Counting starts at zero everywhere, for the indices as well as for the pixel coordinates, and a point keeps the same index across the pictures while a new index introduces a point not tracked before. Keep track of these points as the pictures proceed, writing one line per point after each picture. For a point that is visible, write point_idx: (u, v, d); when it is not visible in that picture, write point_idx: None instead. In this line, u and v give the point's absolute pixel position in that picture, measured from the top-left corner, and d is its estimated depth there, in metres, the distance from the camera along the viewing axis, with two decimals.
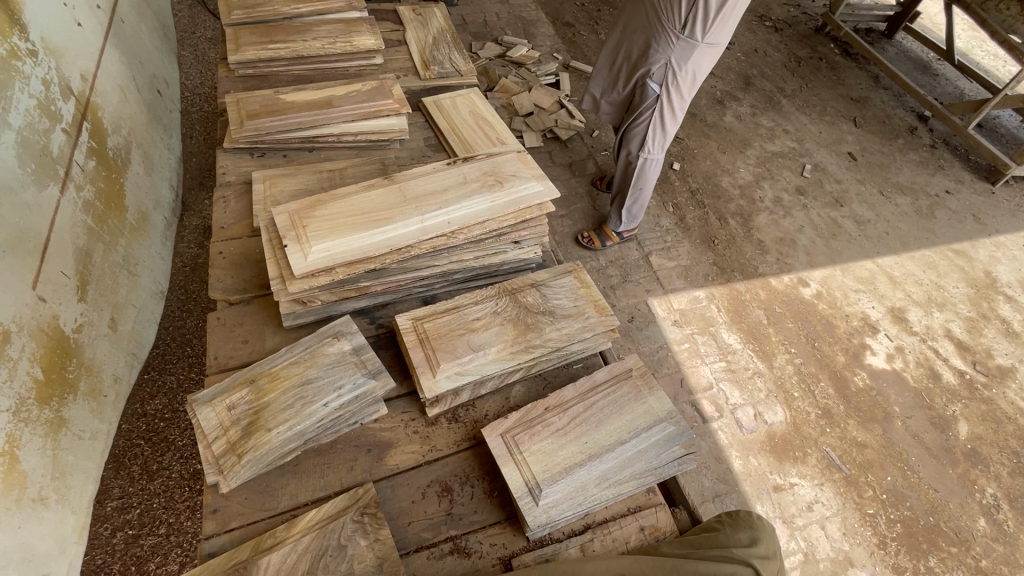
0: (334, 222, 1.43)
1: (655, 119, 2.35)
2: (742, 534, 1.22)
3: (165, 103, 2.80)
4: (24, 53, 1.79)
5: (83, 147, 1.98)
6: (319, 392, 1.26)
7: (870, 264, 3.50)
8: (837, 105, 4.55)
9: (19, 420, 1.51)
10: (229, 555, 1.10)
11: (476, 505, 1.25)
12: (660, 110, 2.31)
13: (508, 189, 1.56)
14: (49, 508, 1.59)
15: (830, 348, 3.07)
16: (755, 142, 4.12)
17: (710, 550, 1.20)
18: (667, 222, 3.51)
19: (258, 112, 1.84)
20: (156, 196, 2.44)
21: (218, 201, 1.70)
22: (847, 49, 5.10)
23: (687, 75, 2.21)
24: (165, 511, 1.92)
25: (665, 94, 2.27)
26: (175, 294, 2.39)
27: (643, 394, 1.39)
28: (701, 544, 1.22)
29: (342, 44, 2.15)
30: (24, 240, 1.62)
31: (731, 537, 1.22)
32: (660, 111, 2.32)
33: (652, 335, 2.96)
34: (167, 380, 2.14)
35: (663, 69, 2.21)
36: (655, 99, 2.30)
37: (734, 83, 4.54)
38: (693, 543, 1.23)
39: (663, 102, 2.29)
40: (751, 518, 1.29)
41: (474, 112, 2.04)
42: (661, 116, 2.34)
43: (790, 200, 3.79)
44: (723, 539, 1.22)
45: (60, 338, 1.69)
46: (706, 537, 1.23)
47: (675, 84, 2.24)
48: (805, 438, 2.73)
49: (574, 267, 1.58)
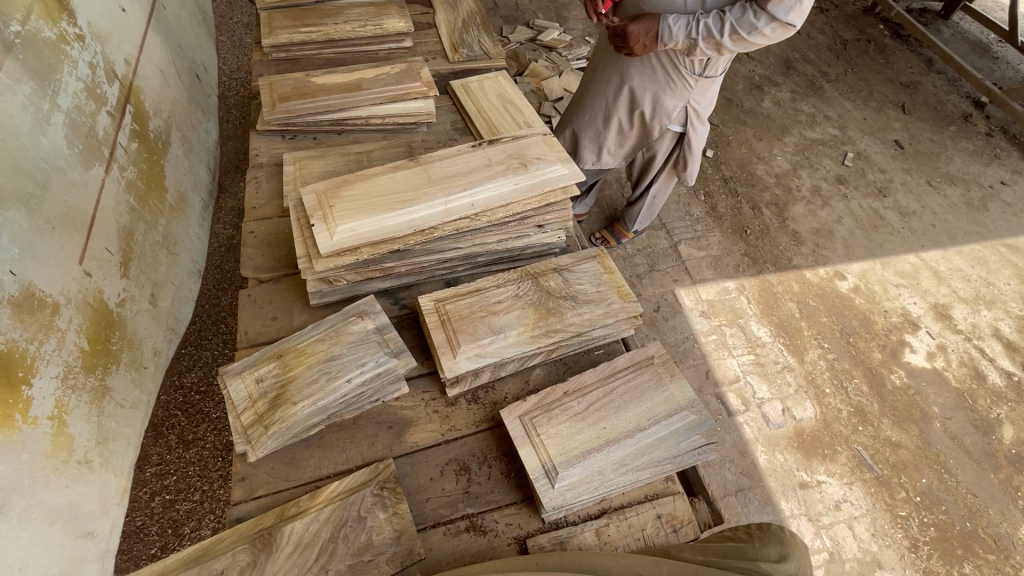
0: (360, 202, 1.45)
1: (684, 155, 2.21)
2: (772, 549, 1.14)
3: (203, 88, 2.88)
4: (72, 37, 1.86)
5: (126, 129, 2.06)
6: (343, 368, 1.30)
7: (912, 258, 3.35)
8: (884, 90, 4.32)
9: (67, 387, 1.60)
10: (255, 521, 1.15)
11: (494, 484, 1.27)
12: (689, 148, 2.16)
13: (532, 172, 1.55)
14: (94, 470, 1.68)
15: (866, 344, 2.96)
16: (793, 129, 3.96)
17: (736, 561, 1.12)
18: (698, 211, 3.43)
19: (290, 95, 1.87)
20: (194, 177, 2.53)
21: (250, 182, 1.75)
22: (898, 31, 4.83)
23: (705, 107, 2.07)
24: (199, 479, 2.05)
25: (689, 132, 2.11)
26: (211, 273, 2.49)
27: (665, 382, 1.37)
28: (729, 553, 1.14)
29: (372, 27, 2.16)
30: (72, 217, 1.70)
31: (760, 551, 1.14)
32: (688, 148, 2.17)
33: (679, 326, 2.91)
34: (203, 355, 2.25)
35: (683, 111, 2.04)
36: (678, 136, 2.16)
37: (774, 67, 4.37)
38: (721, 552, 1.15)
39: (691, 141, 2.14)
40: (782, 534, 1.21)
41: (501, 96, 2.02)
42: (690, 152, 2.19)
43: (829, 190, 3.64)
44: (750, 552, 1.14)
45: (104, 311, 1.78)
46: (733, 547, 1.15)
47: (697, 118, 2.08)
48: (835, 435, 2.65)
49: (598, 253, 1.57)
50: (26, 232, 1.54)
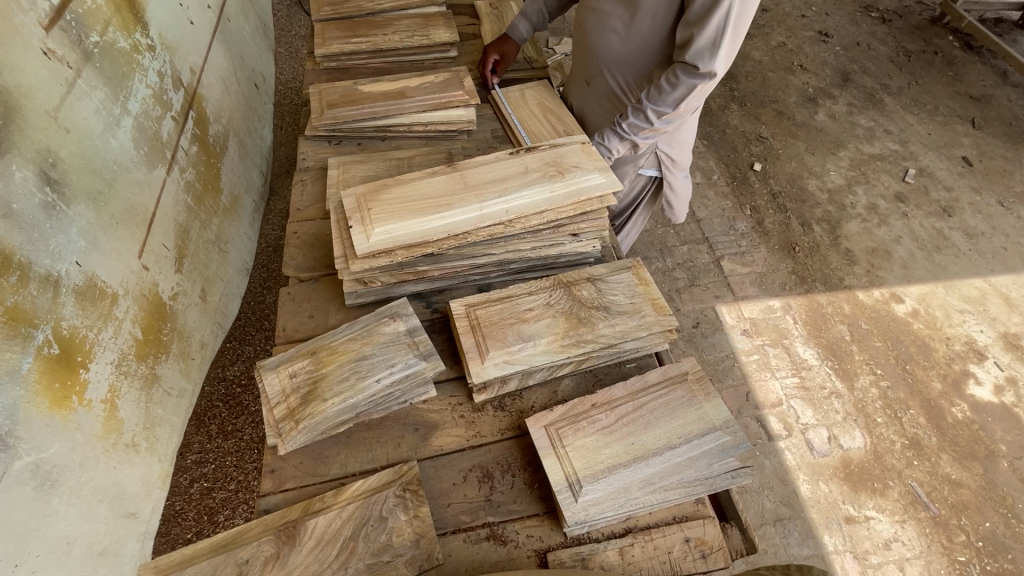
0: (397, 206, 1.47)
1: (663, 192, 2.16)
2: None
3: (261, 96, 3.03)
4: (144, 48, 1.99)
5: (188, 133, 2.19)
6: (372, 368, 1.32)
7: (980, 283, 3.11)
8: (952, 103, 4.08)
9: (120, 372, 1.69)
10: (281, 513, 1.17)
11: (517, 494, 1.25)
12: (673, 182, 2.12)
13: (569, 180, 1.54)
14: (140, 454, 1.76)
15: (925, 373, 2.76)
16: (849, 143, 3.78)
17: None
18: (743, 225, 3.32)
19: (338, 102, 1.94)
20: (247, 180, 2.66)
21: (296, 185, 1.82)
22: (969, 42, 4.55)
23: (677, 147, 2.01)
24: (235, 469, 2.14)
25: (665, 173, 2.07)
26: (257, 271, 2.61)
27: (698, 400, 1.32)
28: None
29: (420, 37, 2.22)
30: (134, 215, 1.81)
31: None
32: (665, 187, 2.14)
33: (718, 343, 2.81)
34: (245, 350, 2.35)
35: (654, 156, 2.00)
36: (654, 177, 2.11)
37: (830, 79, 4.20)
38: None
39: (670, 179, 2.08)
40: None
41: (541, 105, 2.04)
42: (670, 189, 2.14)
43: (887, 208, 3.44)
44: None
45: (158, 303, 1.88)
46: None
47: (670, 159, 2.03)
48: (887, 468, 2.48)
49: (633, 263, 1.53)
50: (93, 226, 1.64)
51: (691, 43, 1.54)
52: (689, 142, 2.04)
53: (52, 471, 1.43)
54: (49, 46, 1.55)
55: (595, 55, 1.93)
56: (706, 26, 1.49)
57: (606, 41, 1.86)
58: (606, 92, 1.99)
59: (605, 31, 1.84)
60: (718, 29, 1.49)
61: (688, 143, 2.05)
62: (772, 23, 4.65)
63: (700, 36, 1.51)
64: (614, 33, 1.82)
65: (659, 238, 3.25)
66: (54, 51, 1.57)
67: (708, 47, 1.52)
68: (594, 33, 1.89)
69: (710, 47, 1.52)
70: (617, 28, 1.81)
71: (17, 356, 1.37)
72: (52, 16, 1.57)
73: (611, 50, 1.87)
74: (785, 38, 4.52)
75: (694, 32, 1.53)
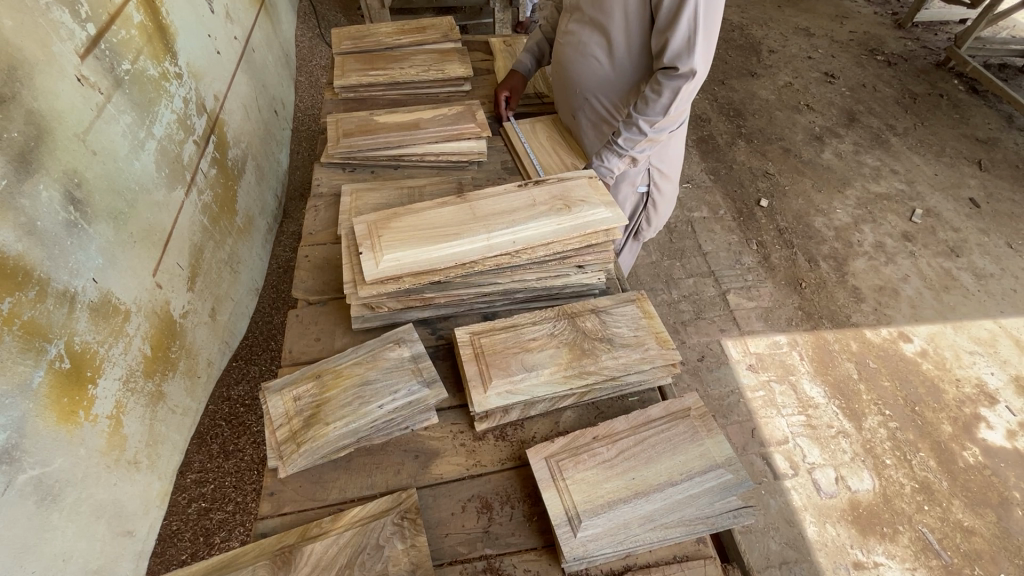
0: (406, 234, 1.51)
1: (650, 214, 2.20)
2: None
3: (279, 122, 3.14)
4: (172, 75, 2.08)
5: (208, 157, 2.27)
6: (376, 394, 1.33)
7: (989, 324, 3.09)
8: (958, 145, 4.12)
9: (127, 388, 1.71)
10: (278, 538, 1.17)
11: (515, 526, 1.23)
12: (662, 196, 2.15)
13: (575, 213, 1.57)
14: (141, 471, 1.76)
15: (935, 415, 2.71)
16: (856, 182, 3.82)
17: None
18: (749, 260, 3.33)
19: (353, 131, 2.00)
20: (261, 202, 2.73)
21: (310, 210, 1.87)
22: (975, 86, 4.63)
23: (667, 163, 2.05)
24: (234, 490, 2.14)
25: (655, 189, 2.10)
26: (267, 291, 2.67)
27: (701, 436, 1.31)
28: None
29: (434, 71, 2.30)
30: (152, 234, 1.86)
31: None
32: (653, 207, 2.18)
33: (724, 378, 2.79)
34: (251, 370, 2.38)
35: (645, 173, 2.03)
36: (645, 196, 2.14)
37: (837, 119, 4.28)
38: None
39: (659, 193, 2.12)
40: None
41: (552, 139, 2.15)
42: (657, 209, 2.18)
43: (895, 246, 3.45)
44: None
45: (168, 321, 1.92)
46: None
47: (661, 174, 2.07)
48: (896, 512, 2.41)
49: (638, 296, 1.55)
50: (112, 244, 1.69)
51: (666, 48, 1.58)
52: (678, 156, 2.07)
53: (54, 486, 1.43)
54: (83, 73, 1.63)
55: (576, 85, 1.97)
56: (677, 27, 1.54)
57: (586, 69, 1.91)
58: (592, 119, 2.00)
59: (583, 59, 1.90)
60: (689, 29, 1.53)
61: (678, 156, 2.08)
62: (779, 64, 4.77)
63: (674, 38, 1.55)
64: (593, 59, 1.88)
65: (665, 271, 3.27)
66: (87, 77, 1.65)
67: (683, 48, 1.56)
68: (572, 64, 1.95)
69: (685, 47, 1.55)
70: (594, 54, 1.87)
71: (29, 370, 1.39)
72: (88, 46, 1.66)
73: (592, 76, 1.91)
74: (791, 78, 4.62)
75: (667, 37, 1.58)
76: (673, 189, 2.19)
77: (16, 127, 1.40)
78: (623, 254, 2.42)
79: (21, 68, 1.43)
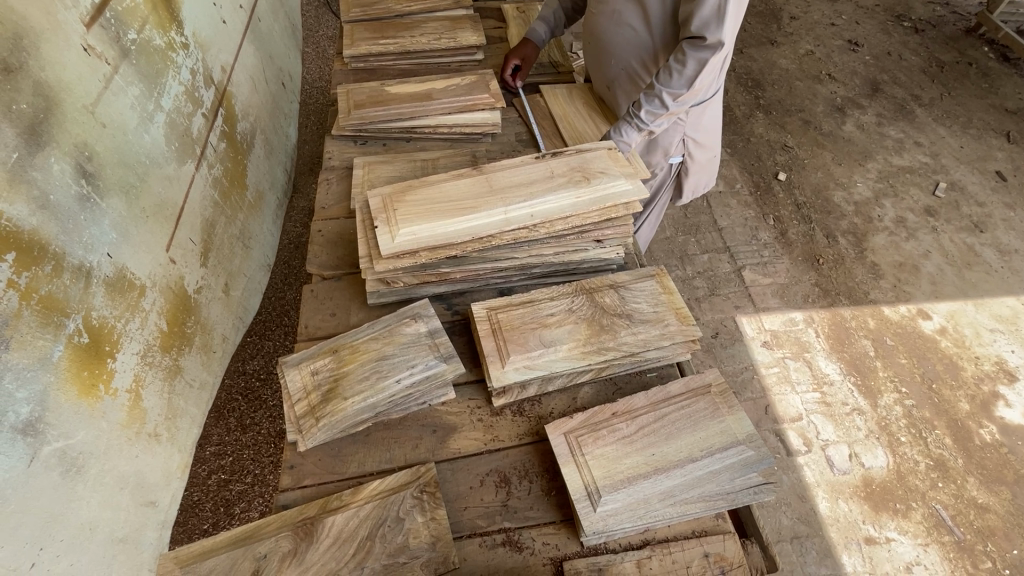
0: (423, 207, 1.48)
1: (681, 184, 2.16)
2: None
3: (287, 94, 3.08)
4: (178, 45, 2.03)
5: (217, 130, 2.24)
6: (393, 368, 1.32)
7: (1011, 301, 3.02)
8: (987, 116, 3.97)
9: (145, 363, 1.72)
10: (300, 510, 1.18)
11: (533, 500, 1.24)
12: (696, 169, 2.10)
13: (594, 186, 1.53)
14: (161, 443, 1.78)
15: (952, 393, 2.68)
16: (878, 155, 3.71)
17: None
18: (766, 236, 3.27)
19: (364, 102, 1.95)
20: (271, 177, 2.71)
21: (322, 183, 1.84)
22: (1006, 53, 4.44)
23: (702, 131, 1.99)
24: (252, 462, 2.19)
25: (689, 159, 2.05)
26: (279, 267, 2.67)
27: (721, 413, 1.30)
28: None
29: (447, 40, 2.24)
30: (164, 209, 1.85)
31: None
32: (685, 177, 2.13)
33: (737, 355, 2.77)
34: (265, 345, 2.39)
35: (681, 141, 1.97)
36: (677, 166, 2.08)
37: (859, 89, 4.13)
38: None
39: (691, 164, 2.07)
40: None
41: (578, 108, 2.09)
42: (688, 180, 2.14)
43: (916, 221, 3.36)
44: None
45: (183, 296, 1.92)
46: None
47: (696, 142, 2.01)
48: (909, 489, 2.41)
49: (657, 272, 1.52)
50: (124, 219, 1.67)
51: (695, 15, 1.52)
52: (713, 123, 2.01)
53: (77, 458, 1.45)
54: (89, 42, 1.59)
55: (610, 55, 1.93)
56: None
57: (621, 39, 1.87)
58: (628, 89, 1.95)
59: (620, 28, 1.85)
60: None
61: (713, 123, 2.02)
62: (800, 31, 4.59)
63: (703, 7, 1.49)
64: (628, 28, 1.83)
65: (679, 246, 3.22)
66: (93, 47, 1.61)
67: (713, 15, 1.49)
68: (607, 35, 1.90)
69: (715, 16, 1.49)
70: (632, 22, 1.82)
71: (49, 344, 1.40)
72: (93, 14, 1.61)
73: (627, 46, 1.86)
74: (813, 46, 4.45)
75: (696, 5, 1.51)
76: (709, 159, 2.13)
77: (24, 99, 1.37)
78: (644, 225, 2.35)
79: (27, 38, 1.39)
